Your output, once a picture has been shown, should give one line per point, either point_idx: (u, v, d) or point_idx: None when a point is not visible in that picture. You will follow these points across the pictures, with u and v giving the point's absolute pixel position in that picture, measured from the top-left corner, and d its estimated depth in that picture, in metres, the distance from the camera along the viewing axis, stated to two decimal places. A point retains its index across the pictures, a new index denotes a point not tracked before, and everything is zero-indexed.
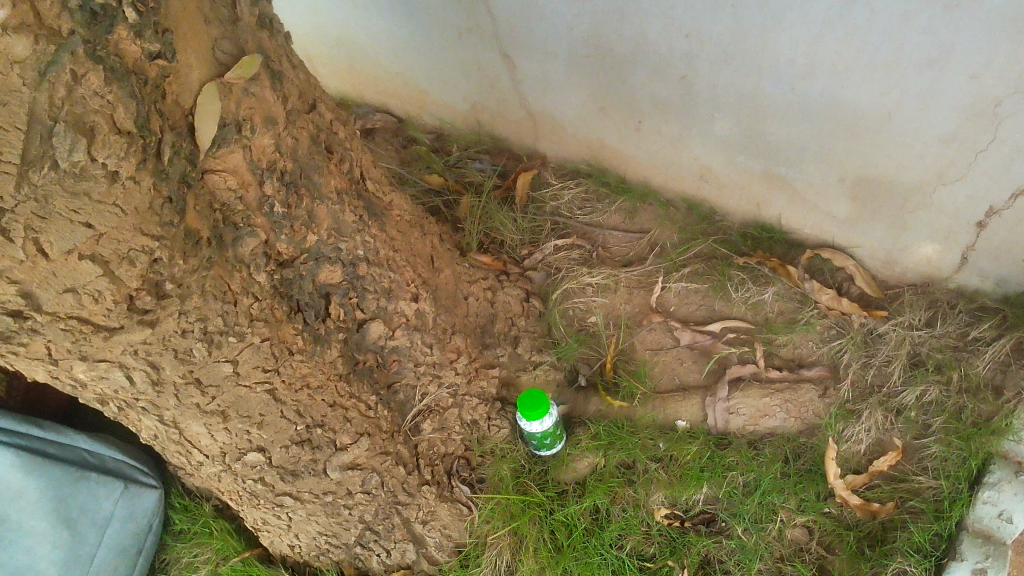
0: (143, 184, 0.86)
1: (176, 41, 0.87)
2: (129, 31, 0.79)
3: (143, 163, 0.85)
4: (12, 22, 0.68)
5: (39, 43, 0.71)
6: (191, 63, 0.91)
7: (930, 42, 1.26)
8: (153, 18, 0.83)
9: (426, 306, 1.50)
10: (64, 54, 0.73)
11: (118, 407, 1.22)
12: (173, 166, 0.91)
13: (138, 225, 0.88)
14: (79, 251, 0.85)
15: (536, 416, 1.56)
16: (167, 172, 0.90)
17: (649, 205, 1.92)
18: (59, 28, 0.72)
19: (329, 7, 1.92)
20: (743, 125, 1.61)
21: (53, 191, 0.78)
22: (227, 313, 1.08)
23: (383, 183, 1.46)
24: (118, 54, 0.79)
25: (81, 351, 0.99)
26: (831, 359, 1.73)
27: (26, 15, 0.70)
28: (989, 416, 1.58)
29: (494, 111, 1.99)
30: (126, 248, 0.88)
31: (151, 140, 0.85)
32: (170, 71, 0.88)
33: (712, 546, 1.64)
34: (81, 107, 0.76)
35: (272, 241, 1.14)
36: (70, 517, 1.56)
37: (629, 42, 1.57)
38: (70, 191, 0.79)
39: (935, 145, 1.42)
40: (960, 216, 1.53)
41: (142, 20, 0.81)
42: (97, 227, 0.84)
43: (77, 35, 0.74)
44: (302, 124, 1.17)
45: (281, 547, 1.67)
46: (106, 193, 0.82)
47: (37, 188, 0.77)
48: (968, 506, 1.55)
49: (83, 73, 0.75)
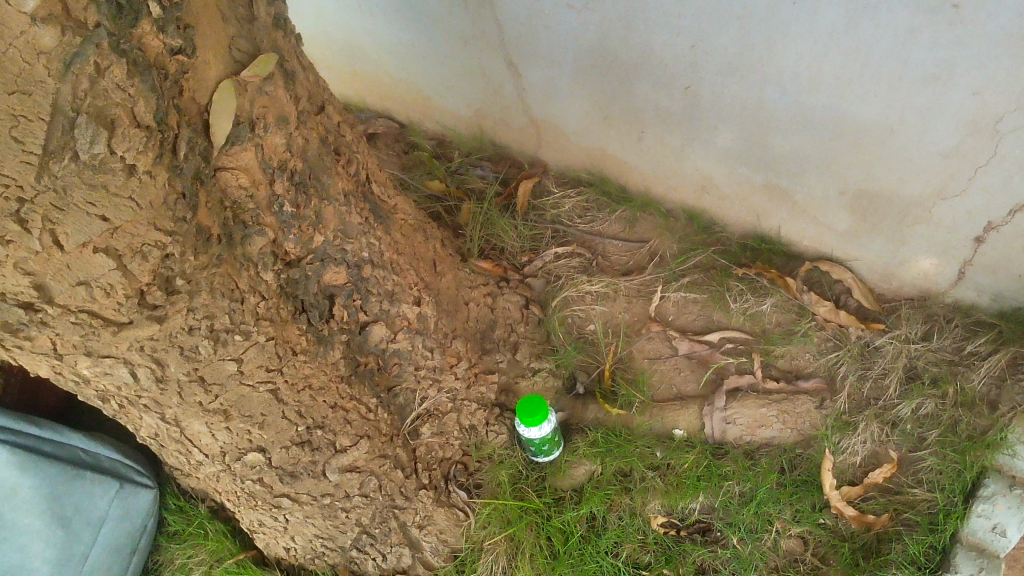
0: (160, 179, 0.86)
1: (196, 37, 0.88)
2: (152, 25, 0.80)
3: (160, 158, 0.85)
4: (41, 12, 0.69)
5: (66, 35, 0.71)
6: (209, 60, 0.91)
7: (933, 58, 1.27)
8: (176, 13, 0.84)
9: (428, 310, 1.50)
10: (90, 46, 0.73)
11: (119, 404, 1.21)
12: (188, 162, 0.91)
13: (152, 219, 0.88)
14: (93, 244, 0.85)
15: (534, 423, 1.56)
16: (183, 167, 0.90)
17: (648, 214, 1.94)
18: (86, 20, 0.73)
19: (335, 12, 1.92)
20: (745, 137, 1.62)
21: (72, 182, 0.79)
22: (234, 312, 1.08)
23: (388, 187, 1.46)
24: (141, 48, 0.80)
25: (87, 345, 0.99)
26: (828, 370, 1.75)
27: (56, 6, 0.70)
28: (984, 429, 1.59)
29: (497, 118, 2.00)
30: (140, 242, 0.89)
31: (169, 134, 0.86)
32: (190, 67, 0.89)
33: (707, 556, 1.64)
34: (104, 99, 0.77)
35: (281, 240, 1.15)
36: (64, 516, 1.55)
37: (634, 52, 1.58)
38: (88, 183, 0.80)
39: (935, 160, 1.44)
40: (959, 231, 1.55)
41: (166, 15, 0.82)
42: (112, 220, 0.84)
43: (103, 28, 0.75)
44: (313, 125, 1.18)
45: (276, 549, 1.65)
46: (123, 186, 0.83)
47: (57, 178, 0.77)
48: (962, 518, 1.56)
49: (108, 66, 0.76)
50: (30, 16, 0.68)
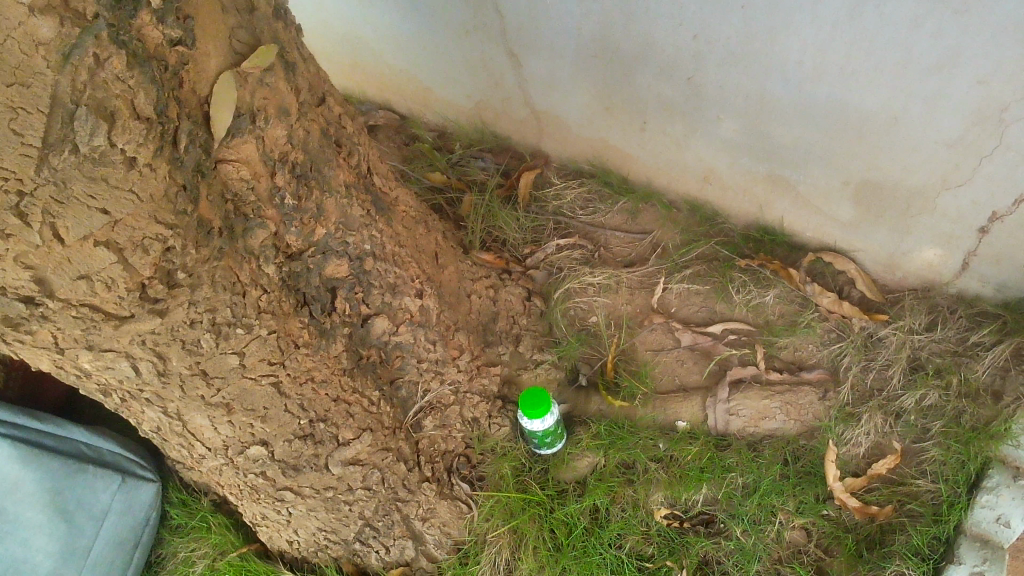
0: (161, 171, 0.86)
1: (196, 29, 0.87)
2: (152, 16, 0.80)
3: (161, 150, 0.85)
4: (39, 4, 0.69)
5: (65, 26, 0.71)
6: (209, 51, 0.91)
7: (938, 46, 1.26)
8: (176, 4, 0.83)
9: (430, 302, 1.50)
10: (88, 37, 0.73)
11: (121, 398, 1.21)
12: (189, 154, 0.90)
13: (153, 212, 0.88)
14: (94, 237, 0.84)
15: (536, 413, 1.56)
16: (184, 160, 0.89)
17: (651, 206, 1.93)
18: (85, 11, 0.73)
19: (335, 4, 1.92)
20: (748, 128, 1.61)
21: (72, 175, 0.78)
22: (236, 305, 1.08)
23: (388, 179, 1.46)
24: (141, 38, 0.79)
25: (89, 339, 0.99)
26: (832, 362, 1.74)
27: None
28: (988, 420, 1.59)
29: (499, 110, 1.99)
30: (141, 236, 0.88)
31: (169, 127, 0.85)
32: (190, 58, 0.88)
33: (711, 547, 1.65)
34: (104, 91, 0.76)
35: (282, 233, 1.14)
36: (67, 510, 1.55)
37: (636, 42, 1.57)
38: (88, 176, 0.79)
39: (939, 150, 1.43)
40: (963, 221, 1.54)
41: (165, 6, 0.81)
42: (113, 213, 0.84)
43: (102, 19, 0.74)
44: (313, 117, 1.17)
45: (280, 543, 1.65)
46: (123, 178, 0.82)
47: (57, 171, 0.76)
48: (966, 509, 1.56)
49: (107, 57, 0.75)
50: (27, 7, 0.68)
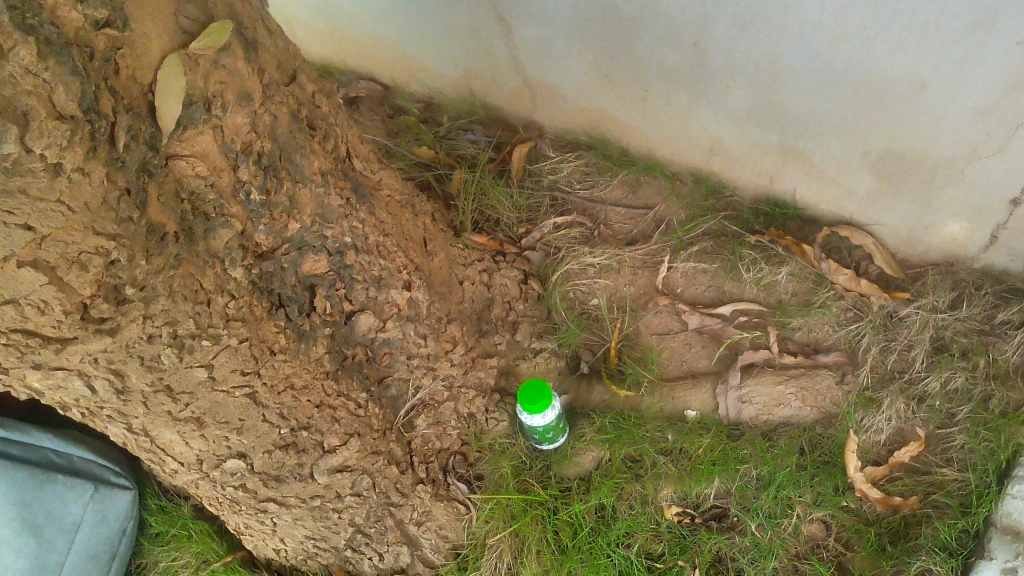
0: (94, 176, 0.74)
1: (129, 7, 0.75)
2: None
3: (92, 152, 0.73)
4: None
5: None
6: (149, 32, 0.78)
7: (973, 4, 1.13)
8: None
9: (420, 294, 1.38)
10: None
11: (81, 414, 1.09)
12: (130, 153, 0.78)
13: (89, 223, 0.76)
14: (17, 257, 0.73)
15: (535, 407, 1.45)
16: (124, 159, 0.77)
17: (654, 178, 1.81)
18: None
19: None
20: (759, 95, 1.49)
21: None
22: (200, 315, 0.96)
23: (370, 161, 1.33)
24: (53, 21, 0.67)
25: (31, 361, 0.87)
26: (849, 343, 1.64)
27: None
28: (1018, 405, 1.49)
29: (489, 79, 1.86)
30: (76, 251, 0.77)
31: (102, 124, 0.73)
32: (124, 41, 0.75)
33: (724, 544, 1.56)
34: (12, 88, 0.64)
35: (250, 231, 1.02)
36: (36, 523, 1.44)
37: (636, 4, 1.44)
38: (3, 189, 0.67)
39: (970, 117, 1.31)
40: (993, 194, 1.42)
41: None
42: (38, 228, 0.72)
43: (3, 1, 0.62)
44: (281, 98, 1.04)
45: (267, 551, 1.54)
46: (47, 188, 0.70)
47: None
48: (996, 501, 1.46)
49: (12, 46, 0.63)
50: None
